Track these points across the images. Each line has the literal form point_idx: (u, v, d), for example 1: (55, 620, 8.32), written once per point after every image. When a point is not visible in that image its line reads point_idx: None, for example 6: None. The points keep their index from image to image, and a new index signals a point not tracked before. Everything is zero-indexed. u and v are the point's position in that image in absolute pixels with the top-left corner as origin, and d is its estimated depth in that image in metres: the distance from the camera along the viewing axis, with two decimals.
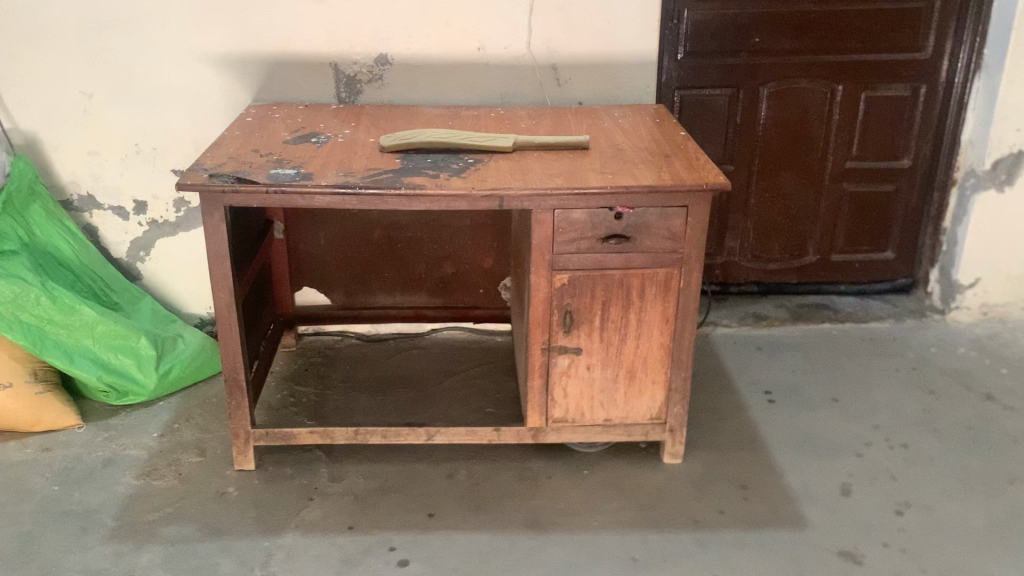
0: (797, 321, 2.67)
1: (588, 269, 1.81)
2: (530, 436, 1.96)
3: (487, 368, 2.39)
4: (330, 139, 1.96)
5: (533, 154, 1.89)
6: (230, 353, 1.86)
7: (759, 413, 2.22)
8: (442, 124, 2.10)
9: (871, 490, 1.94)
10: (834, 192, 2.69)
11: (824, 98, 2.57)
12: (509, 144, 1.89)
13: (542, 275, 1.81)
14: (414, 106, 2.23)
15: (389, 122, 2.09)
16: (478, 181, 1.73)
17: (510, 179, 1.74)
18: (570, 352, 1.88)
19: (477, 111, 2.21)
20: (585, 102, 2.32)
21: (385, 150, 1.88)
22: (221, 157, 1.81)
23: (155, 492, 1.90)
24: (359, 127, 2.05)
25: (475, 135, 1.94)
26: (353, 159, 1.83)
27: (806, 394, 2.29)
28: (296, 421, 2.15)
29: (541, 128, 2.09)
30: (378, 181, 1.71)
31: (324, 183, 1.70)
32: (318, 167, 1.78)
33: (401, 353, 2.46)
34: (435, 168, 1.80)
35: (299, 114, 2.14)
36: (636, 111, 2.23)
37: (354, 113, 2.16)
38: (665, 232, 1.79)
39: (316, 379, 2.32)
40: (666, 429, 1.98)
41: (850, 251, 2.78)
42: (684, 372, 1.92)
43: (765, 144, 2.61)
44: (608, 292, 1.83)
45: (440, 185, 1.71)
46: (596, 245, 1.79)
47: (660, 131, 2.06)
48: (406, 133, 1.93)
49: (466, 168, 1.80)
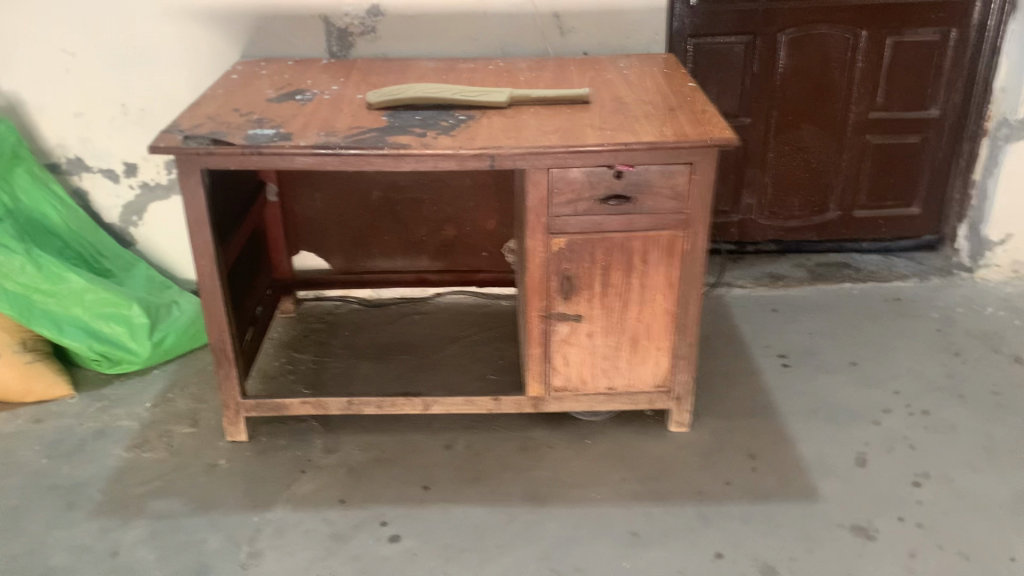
0: (817, 280, 2.54)
1: (587, 232, 1.71)
2: (531, 406, 1.88)
3: (492, 334, 2.31)
4: (316, 96, 1.86)
5: (529, 109, 1.78)
6: (216, 323, 1.79)
7: (774, 378, 2.11)
8: (436, 79, 1.99)
9: (887, 459, 1.84)
10: (857, 146, 2.55)
11: (847, 44, 2.42)
12: (504, 98, 1.78)
13: (539, 239, 1.72)
14: (408, 59, 2.13)
15: (380, 78, 1.99)
16: (468, 140, 1.63)
17: (503, 137, 1.64)
18: (570, 318, 1.79)
19: (473, 65, 2.09)
20: (589, 52, 2.19)
21: (372, 107, 1.78)
22: (200, 117, 1.72)
23: (145, 465, 1.86)
24: (348, 83, 1.95)
25: (468, 89, 1.83)
26: (338, 118, 1.74)
27: (824, 358, 2.18)
28: (291, 390, 2.09)
29: (540, 81, 1.98)
30: (361, 141, 1.62)
31: (305, 144, 1.61)
32: (300, 126, 1.69)
33: (403, 319, 2.38)
34: (424, 126, 1.70)
35: (287, 70, 2.05)
36: (643, 61, 2.11)
37: (345, 68, 2.06)
38: (669, 191, 1.68)
39: (314, 346, 2.26)
40: (672, 397, 1.88)
41: (875, 206, 2.64)
42: (691, 339, 1.82)
43: (784, 95, 2.48)
44: (609, 255, 1.73)
45: (426, 145, 1.62)
46: (596, 207, 1.69)
47: (667, 83, 1.94)
48: (395, 89, 1.82)
49: (455, 126, 1.70)
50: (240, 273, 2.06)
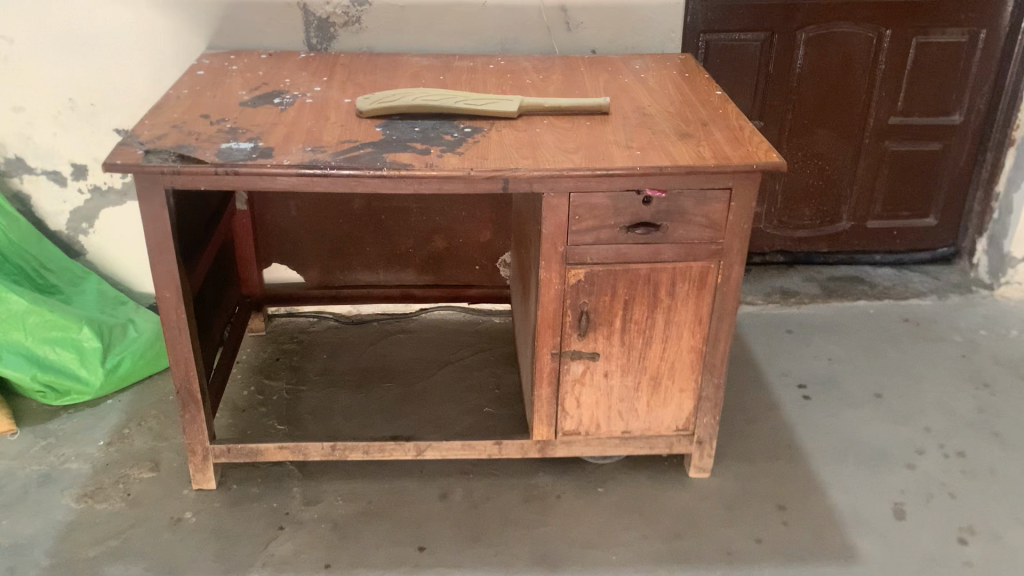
0: (830, 297, 2.38)
1: (609, 263, 1.51)
2: (537, 451, 1.69)
3: (485, 357, 2.10)
4: (297, 100, 1.63)
5: (542, 120, 1.57)
6: (181, 360, 1.56)
7: (795, 414, 1.94)
8: (432, 80, 1.77)
9: (927, 510, 1.67)
10: (874, 152, 2.38)
11: (870, 44, 2.24)
12: (514, 108, 1.56)
13: (554, 270, 1.51)
14: (396, 55, 1.90)
15: (368, 79, 1.75)
16: (478, 160, 1.42)
17: (517, 157, 1.43)
18: (585, 357, 1.59)
19: (471, 63, 1.87)
20: (597, 51, 1.98)
21: (362, 115, 1.56)
22: (163, 125, 1.48)
23: (99, 520, 1.62)
24: (332, 84, 1.72)
25: (473, 96, 1.61)
26: (325, 128, 1.51)
27: (846, 389, 2.02)
28: (265, 426, 1.86)
29: (549, 85, 1.76)
30: (354, 159, 1.40)
31: (289, 162, 1.38)
32: (281, 138, 1.46)
33: (386, 339, 2.16)
34: (425, 140, 1.48)
35: (261, 66, 1.81)
36: (659, 62, 1.90)
37: (327, 64, 1.82)
38: (703, 219, 1.48)
39: (288, 371, 2.03)
40: (694, 441, 1.70)
41: (889, 216, 2.48)
42: (717, 380, 1.64)
43: (800, 98, 2.29)
44: (632, 289, 1.54)
45: (430, 165, 1.40)
46: (620, 235, 1.49)
47: (692, 90, 1.74)
48: (389, 93, 1.60)
49: (461, 141, 1.48)
50: (206, 294, 1.82)
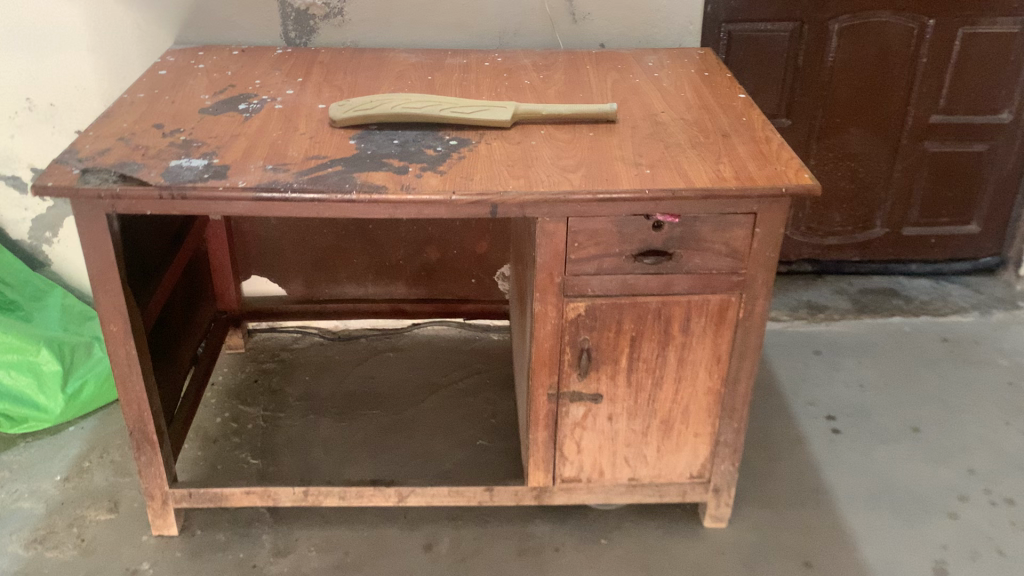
0: (860, 312, 2.18)
1: (613, 296, 1.33)
2: (533, 498, 1.52)
3: (482, 380, 1.92)
4: (265, 105, 1.45)
5: (540, 130, 1.38)
6: (133, 399, 1.39)
7: (822, 452, 1.76)
8: (419, 81, 1.58)
9: (971, 570, 1.49)
10: (912, 154, 2.17)
11: (911, 35, 2.02)
12: (507, 117, 1.38)
13: (550, 303, 1.33)
14: (382, 51, 1.71)
15: (347, 81, 1.57)
16: (463, 181, 1.23)
17: (508, 178, 1.24)
18: (586, 398, 1.41)
19: (464, 60, 1.68)
20: (607, 45, 1.78)
21: (336, 125, 1.38)
22: (108, 137, 1.31)
23: (48, 570, 1.47)
24: (307, 87, 1.54)
25: (462, 101, 1.42)
26: (291, 141, 1.33)
27: (879, 421, 1.83)
28: (236, 460, 1.70)
29: (550, 86, 1.57)
30: (320, 180, 1.22)
31: (244, 183, 1.20)
32: (240, 154, 1.28)
33: (375, 358, 1.99)
34: (404, 155, 1.30)
35: (230, 64, 1.63)
36: (675, 59, 1.70)
37: (304, 63, 1.64)
38: (722, 247, 1.29)
39: (267, 395, 1.87)
40: (709, 489, 1.53)
41: (927, 222, 2.27)
42: (737, 424, 1.46)
43: (832, 94, 2.09)
44: (639, 324, 1.35)
45: (407, 188, 1.21)
46: (626, 265, 1.30)
47: (711, 92, 1.54)
48: (366, 99, 1.41)
49: (444, 157, 1.30)
50: (172, 315, 1.65)
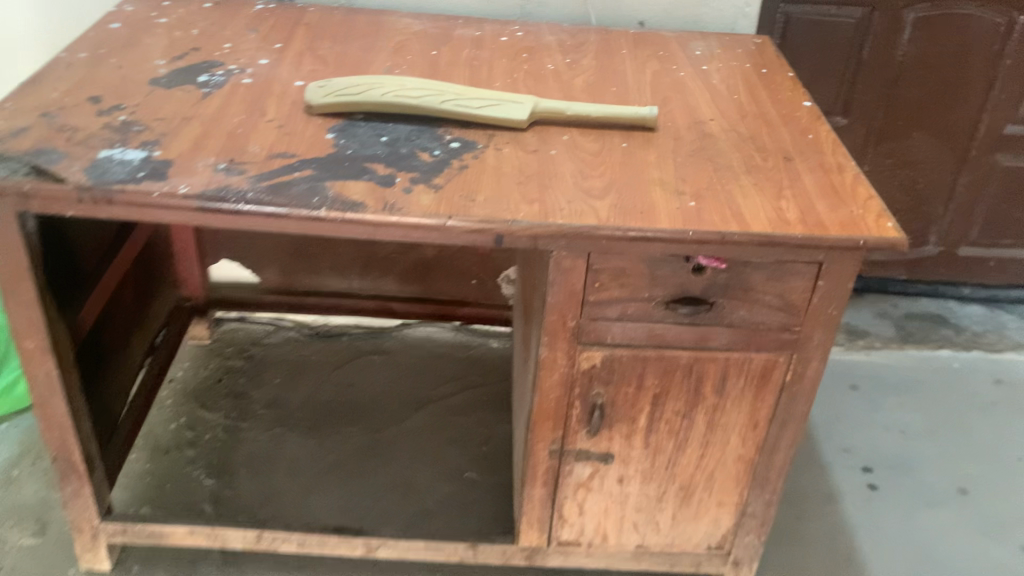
0: (905, 341, 1.94)
1: (637, 346, 1.09)
2: (523, 558, 1.30)
3: (475, 398, 1.70)
4: (232, 78, 1.20)
5: (562, 135, 1.14)
6: (55, 425, 1.16)
7: (856, 512, 1.54)
8: (420, 57, 1.32)
9: None
10: (980, 167, 1.91)
11: (996, 31, 1.75)
12: (524, 117, 1.13)
13: (560, 349, 1.09)
14: (381, 14, 1.45)
15: (335, 51, 1.31)
16: (461, 200, 0.99)
17: (518, 201, 1.00)
18: (594, 459, 1.19)
19: (477, 32, 1.42)
20: (646, 23, 1.52)
21: (314, 112, 1.13)
22: (29, 112, 1.06)
23: None
24: (286, 56, 1.28)
25: (470, 92, 1.16)
26: (255, 130, 1.08)
27: (922, 479, 1.61)
28: (187, 479, 1.48)
29: (577, 74, 1.31)
30: (283, 189, 0.97)
31: (187, 188, 0.96)
32: (189, 146, 1.04)
33: (356, 362, 1.76)
34: (392, 160, 1.05)
35: (198, 20, 1.37)
36: (727, 47, 1.43)
37: (287, 25, 1.38)
38: (776, 299, 1.05)
39: (231, 400, 1.65)
40: (729, 562, 1.31)
41: (987, 243, 2.02)
42: (769, 496, 1.23)
43: (897, 94, 1.83)
44: (665, 380, 1.12)
45: (390, 207, 0.97)
46: (656, 312, 1.06)
47: (770, 95, 1.28)
48: (353, 80, 1.16)
49: (442, 166, 1.05)
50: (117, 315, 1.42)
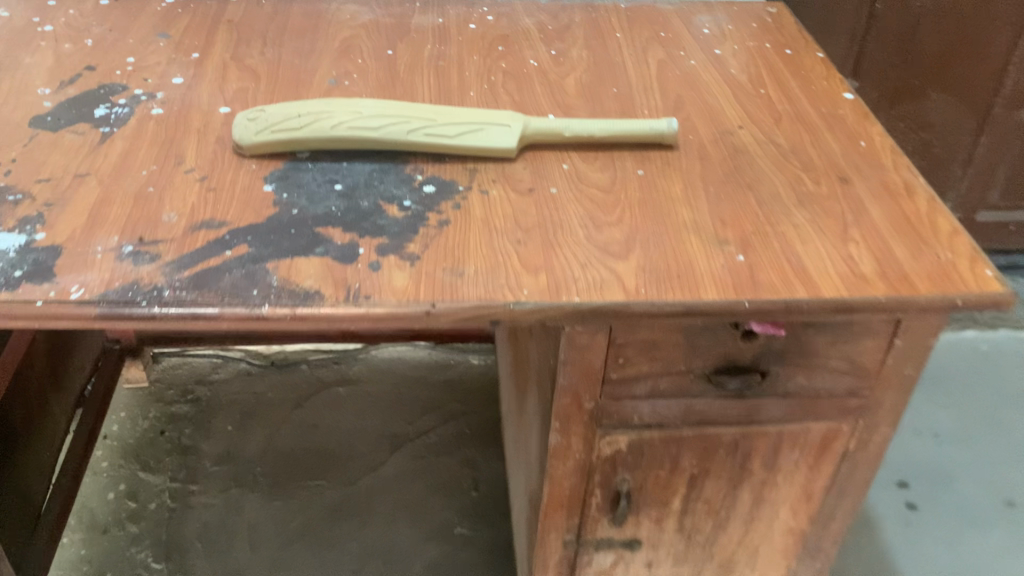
0: None
1: (670, 425, 0.89)
2: None
3: (459, 431, 1.49)
4: (137, 109, 0.95)
5: (561, 165, 0.91)
6: None
7: (898, 538, 1.37)
8: (373, 58, 1.07)
9: None
10: (1003, 126, 1.71)
11: None
12: (512, 144, 0.90)
13: (577, 436, 0.88)
14: (319, 1, 1.19)
15: (266, 58, 1.06)
16: (446, 276, 0.76)
17: (518, 271, 0.77)
18: (619, 546, 0.99)
19: (438, 19, 1.17)
20: None
21: (245, 152, 0.89)
22: None
23: None
24: (204, 70, 1.03)
25: (442, 112, 0.93)
26: (170, 187, 0.84)
27: (965, 491, 1.44)
28: (132, 564, 1.26)
29: (567, 69, 1.07)
30: (212, 280, 0.74)
31: (81, 290, 0.72)
32: (83, 221, 0.79)
33: (319, 398, 1.54)
34: (351, 219, 0.82)
35: (93, 25, 1.10)
36: (739, 20, 1.20)
37: (204, 24, 1.12)
38: (842, 363, 0.85)
39: (177, 458, 1.42)
40: None
41: (1007, 207, 1.85)
42: (820, 564, 1.06)
43: (915, 49, 1.61)
44: (704, 459, 0.92)
45: (355, 294, 0.74)
46: (695, 387, 0.86)
47: (802, 85, 1.06)
48: (292, 106, 0.91)
49: (416, 223, 0.82)
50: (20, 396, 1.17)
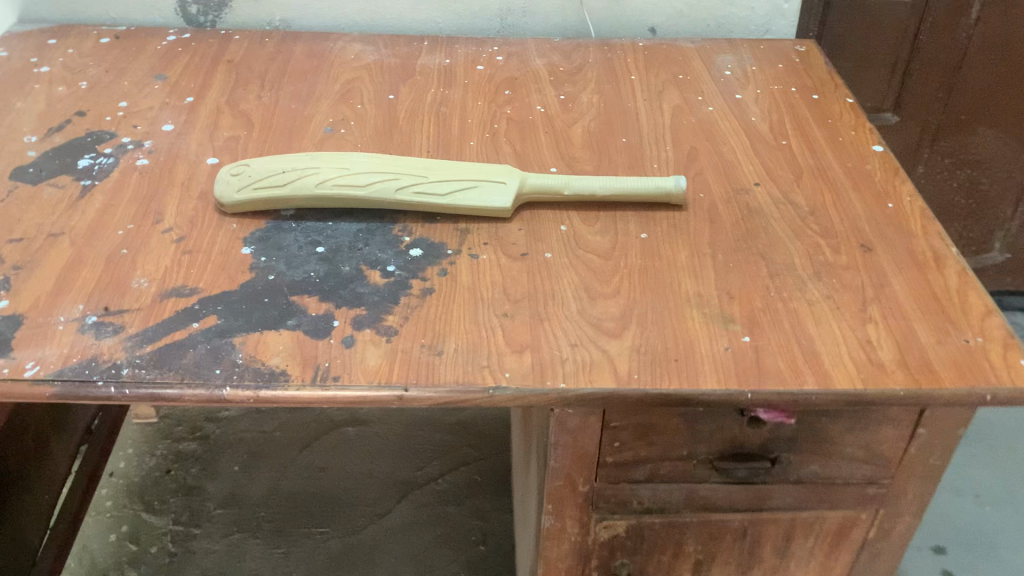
0: None
1: (672, 510, 0.82)
2: None
3: (469, 478, 1.44)
4: (122, 160, 0.91)
5: (560, 226, 0.85)
6: None
7: None
8: (372, 103, 1.03)
9: None
10: None
11: None
12: (507, 204, 0.85)
13: (571, 519, 0.82)
14: (324, 40, 1.15)
15: (262, 102, 1.02)
16: (424, 356, 0.71)
17: (502, 349, 0.72)
18: None
19: (445, 60, 1.12)
20: (658, 30, 1.21)
21: (227, 210, 0.85)
22: None
23: None
24: (197, 116, 0.99)
25: (435, 167, 0.88)
26: (144, 248, 0.80)
27: (1007, 559, 1.35)
28: None
29: (575, 116, 1.02)
30: (175, 357, 0.70)
31: (37, 366, 0.68)
32: (50, 287, 0.75)
33: (328, 438, 1.50)
34: (330, 287, 0.77)
35: (90, 66, 1.07)
36: (763, 61, 1.13)
37: (203, 65, 1.09)
38: (860, 451, 0.78)
39: (181, 498, 1.39)
40: None
41: None
42: None
43: (960, 84, 1.54)
44: (709, 544, 0.85)
45: (324, 375, 0.69)
46: (697, 472, 0.79)
47: (828, 136, 0.98)
48: (278, 161, 0.87)
49: (398, 291, 0.77)
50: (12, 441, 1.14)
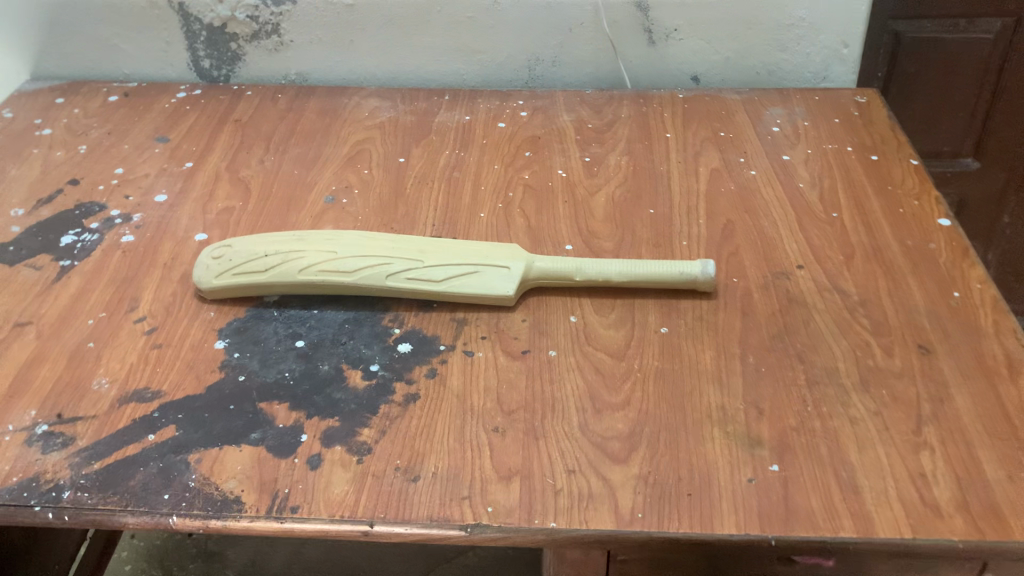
0: None
1: None
2: None
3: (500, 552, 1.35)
4: (106, 235, 0.86)
5: (569, 318, 0.76)
6: None
7: None
8: (381, 167, 0.95)
9: None
10: None
11: None
12: (509, 290, 0.76)
13: None
14: (339, 96, 1.09)
15: (263, 167, 0.95)
16: (396, 480, 0.62)
17: (486, 473, 0.62)
18: None
19: (465, 116, 1.04)
20: (701, 78, 1.11)
21: (207, 296, 0.78)
22: None
23: None
24: (193, 184, 0.93)
25: (433, 247, 0.79)
26: (112, 341, 0.74)
27: None
28: None
29: (600, 181, 0.92)
30: (123, 476, 0.62)
31: None
32: (4, 388, 0.69)
33: None
34: (303, 391, 0.69)
35: (94, 128, 1.03)
36: (817, 115, 1.02)
37: (208, 125, 1.03)
38: None
39: (200, 566, 1.34)
40: None
41: None
42: None
43: None
44: None
45: (281, 502, 0.61)
46: None
47: (887, 205, 0.86)
48: (263, 241, 0.79)
49: (379, 397, 0.69)
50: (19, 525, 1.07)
